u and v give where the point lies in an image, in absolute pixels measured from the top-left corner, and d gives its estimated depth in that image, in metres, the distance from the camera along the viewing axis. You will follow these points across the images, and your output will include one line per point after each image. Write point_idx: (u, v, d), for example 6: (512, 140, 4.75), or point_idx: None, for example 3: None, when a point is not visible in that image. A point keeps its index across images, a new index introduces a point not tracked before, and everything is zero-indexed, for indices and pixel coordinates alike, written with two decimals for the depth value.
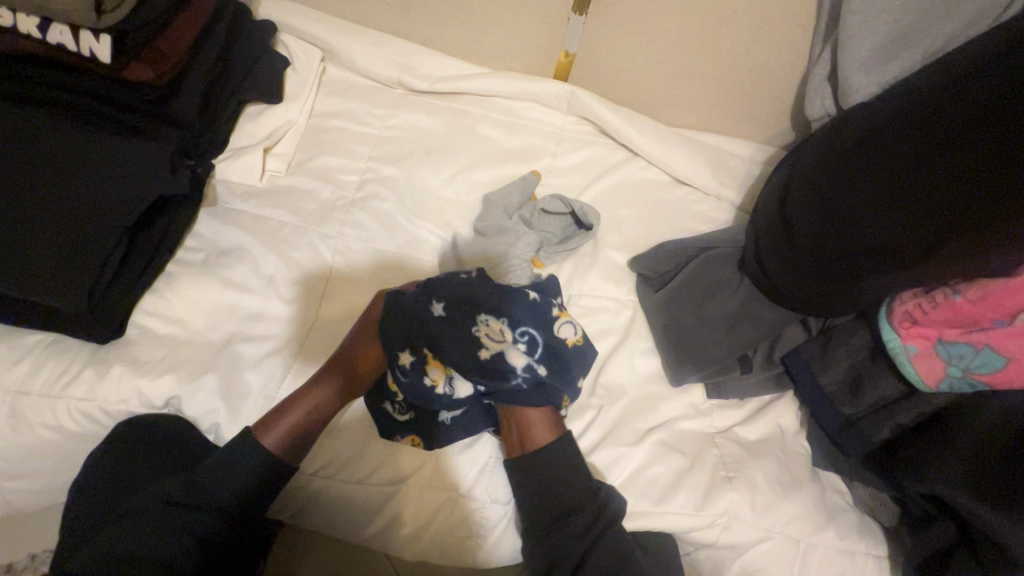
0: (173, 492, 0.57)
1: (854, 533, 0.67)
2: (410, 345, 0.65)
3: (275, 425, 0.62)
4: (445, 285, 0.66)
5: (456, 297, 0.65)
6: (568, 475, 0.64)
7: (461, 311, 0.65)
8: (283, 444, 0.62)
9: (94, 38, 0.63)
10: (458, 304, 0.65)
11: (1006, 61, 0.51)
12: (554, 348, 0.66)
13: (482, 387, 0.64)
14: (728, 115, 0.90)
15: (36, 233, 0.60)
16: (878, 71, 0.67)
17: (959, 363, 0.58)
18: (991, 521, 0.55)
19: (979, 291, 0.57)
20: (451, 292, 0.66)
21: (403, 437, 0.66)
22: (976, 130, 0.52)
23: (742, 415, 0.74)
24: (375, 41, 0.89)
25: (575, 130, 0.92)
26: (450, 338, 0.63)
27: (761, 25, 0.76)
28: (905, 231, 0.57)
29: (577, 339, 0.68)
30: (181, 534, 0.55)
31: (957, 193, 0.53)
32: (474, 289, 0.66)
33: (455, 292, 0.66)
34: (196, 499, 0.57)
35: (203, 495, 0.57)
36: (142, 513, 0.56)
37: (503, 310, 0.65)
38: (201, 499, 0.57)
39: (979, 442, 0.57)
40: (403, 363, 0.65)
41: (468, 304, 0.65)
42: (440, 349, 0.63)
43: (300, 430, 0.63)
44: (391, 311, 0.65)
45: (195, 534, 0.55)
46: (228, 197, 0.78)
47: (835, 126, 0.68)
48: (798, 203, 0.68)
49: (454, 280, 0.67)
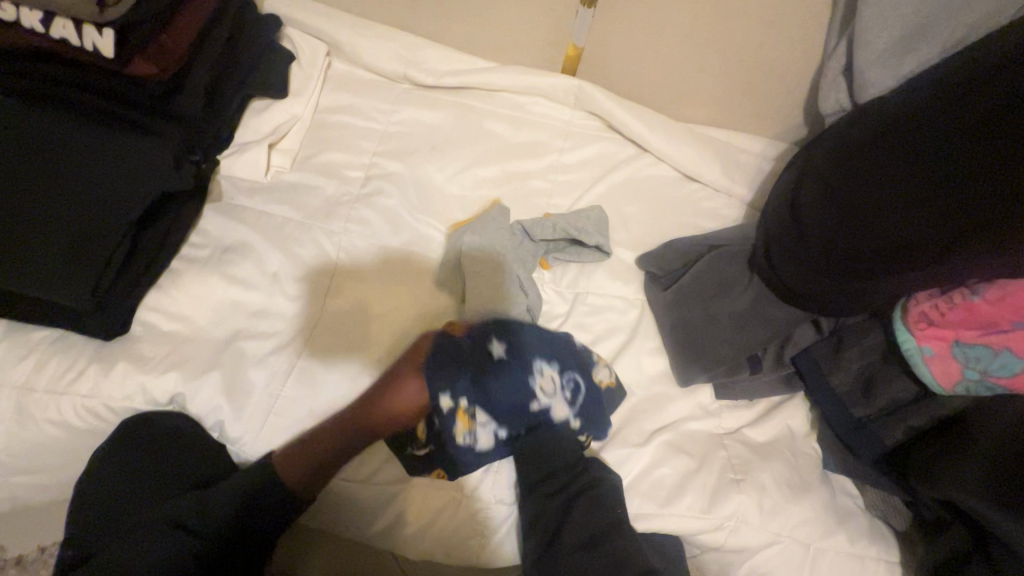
0: (178, 511, 0.59)
1: (865, 538, 0.65)
2: (455, 380, 0.64)
3: (294, 461, 0.62)
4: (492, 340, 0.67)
5: (512, 341, 0.67)
6: (568, 468, 0.64)
7: (517, 359, 0.66)
8: (301, 478, 0.62)
9: (97, 32, 0.62)
10: (515, 347, 0.67)
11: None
12: (593, 397, 0.68)
13: (504, 432, 0.65)
14: (739, 109, 0.88)
15: (40, 229, 0.60)
16: (893, 63, 0.65)
17: (976, 364, 0.57)
18: (1006, 526, 0.53)
19: (999, 291, 0.55)
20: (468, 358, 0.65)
21: (429, 473, 0.65)
22: (996, 126, 0.51)
23: (751, 416, 0.73)
24: (381, 35, 0.88)
25: (583, 125, 0.90)
26: (497, 379, 0.65)
27: (773, 19, 0.74)
28: (920, 229, 0.56)
29: (610, 382, 0.70)
30: (176, 554, 0.56)
31: (976, 192, 0.52)
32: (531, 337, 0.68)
33: (507, 334, 0.67)
34: (195, 518, 0.59)
35: (200, 513, 0.59)
36: (151, 529, 0.58)
37: (555, 358, 0.68)
38: (199, 518, 0.59)
39: (997, 449, 0.55)
40: (442, 406, 0.63)
41: (521, 349, 0.67)
42: (484, 391, 0.64)
43: (320, 464, 0.62)
44: (438, 352, 0.65)
45: (192, 551, 0.57)
46: (233, 193, 0.77)
47: (850, 120, 0.66)
48: (810, 199, 0.67)
49: (498, 323, 0.68)
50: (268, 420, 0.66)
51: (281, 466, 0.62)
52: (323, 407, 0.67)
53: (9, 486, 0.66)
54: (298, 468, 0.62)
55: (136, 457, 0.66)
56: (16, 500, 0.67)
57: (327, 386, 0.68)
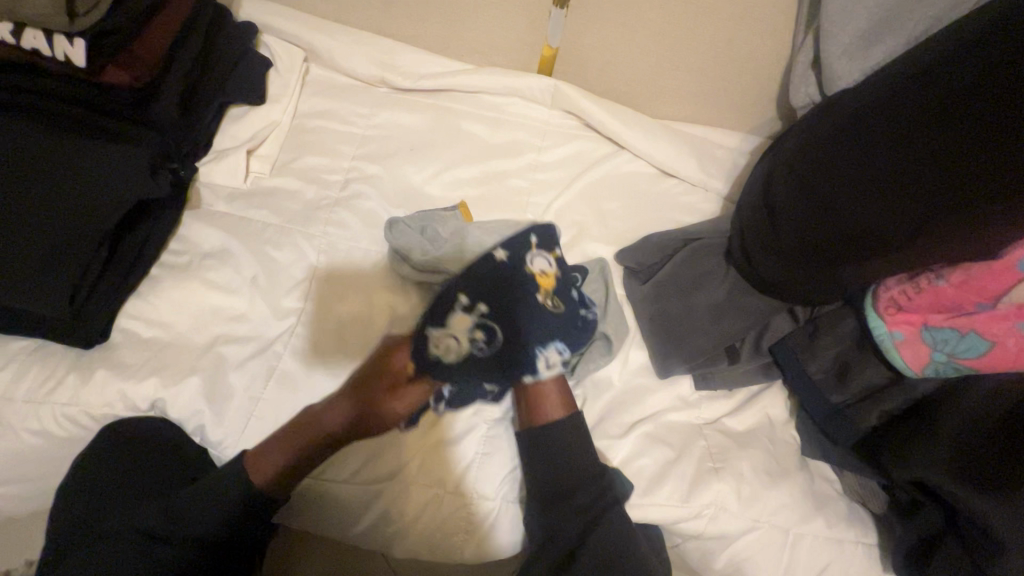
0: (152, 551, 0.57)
1: (844, 522, 0.66)
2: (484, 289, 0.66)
3: (266, 468, 0.60)
4: (561, 266, 0.73)
5: (484, 291, 0.66)
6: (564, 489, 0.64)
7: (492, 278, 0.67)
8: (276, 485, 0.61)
9: (67, 42, 0.63)
10: (485, 291, 0.66)
11: (993, 44, 0.51)
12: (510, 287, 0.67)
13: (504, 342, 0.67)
14: (714, 105, 0.89)
15: (13, 238, 0.60)
16: (859, 57, 0.67)
17: (944, 348, 0.58)
18: (976, 506, 0.55)
19: (962, 275, 0.57)
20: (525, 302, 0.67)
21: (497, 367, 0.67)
22: (967, 112, 0.52)
23: (731, 406, 0.74)
24: (358, 41, 0.89)
25: (560, 124, 0.91)
26: (515, 316, 0.67)
27: (743, 14, 0.76)
28: (887, 216, 0.57)
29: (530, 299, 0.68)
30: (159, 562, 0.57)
31: (939, 177, 0.54)
32: (496, 283, 0.67)
33: (486, 278, 0.67)
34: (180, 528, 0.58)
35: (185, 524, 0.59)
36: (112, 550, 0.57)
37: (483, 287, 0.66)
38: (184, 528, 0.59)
39: (964, 426, 0.57)
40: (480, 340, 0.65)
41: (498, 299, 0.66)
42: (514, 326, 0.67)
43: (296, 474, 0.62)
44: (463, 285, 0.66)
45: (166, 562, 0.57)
46: (212, 199, 0.78)
47: (820, 112, 0.68)
48: (780, 189, 0.68)
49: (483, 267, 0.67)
50: (250, 423, 0.65)
51: (251, 458, 0.61)
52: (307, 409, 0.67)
53: None
54: (275, 448, 0.61)
55: (192, 496, 0.60)
56: None
57: (310, 388, 0.68)
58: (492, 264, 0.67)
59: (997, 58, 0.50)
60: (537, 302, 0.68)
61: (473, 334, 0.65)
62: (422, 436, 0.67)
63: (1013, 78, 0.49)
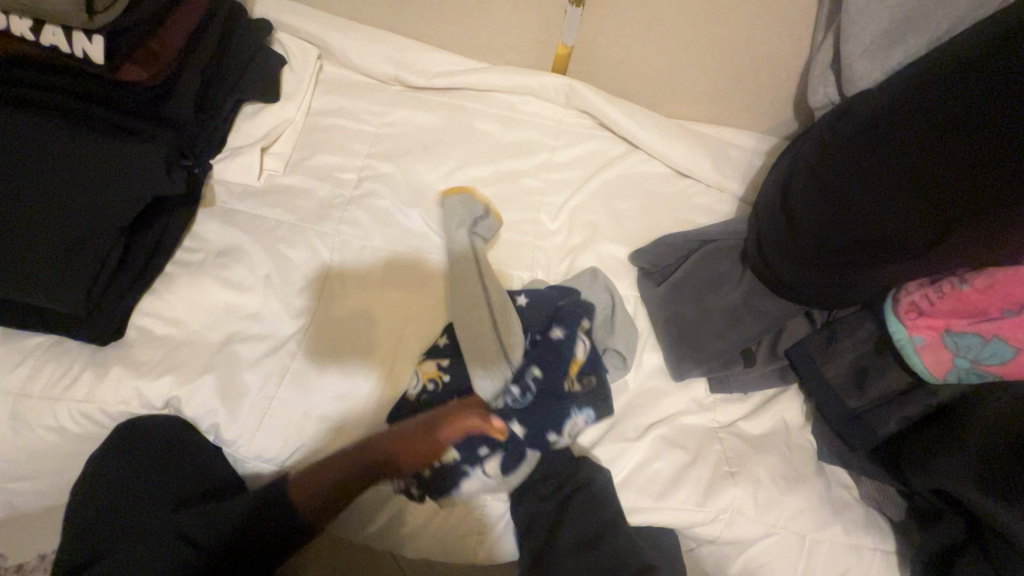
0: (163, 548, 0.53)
1: (860, 528, 0.65)
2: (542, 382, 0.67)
3: (307, 493, 0.59)
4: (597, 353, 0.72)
5: (544, 358, 0.68)
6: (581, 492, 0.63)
7: (549, 342, 0.69)
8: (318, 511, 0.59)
9: (86, 39, 0.63)
10: (537, 354, 0.68)
11: (1011, 47, 0.50)
12: (560, 352, 0.68)
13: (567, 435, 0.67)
14: (729, 105, 0.88)
15: (31, 235, 0.60)
16: (882, 56, 0.65)
17: (967, 354, 0.57)
18: (998, 516, 0.53)
19: (987, 280, 0.56)
20: (557, 372, 0.67)
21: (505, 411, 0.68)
22: (997, 115, 0.51)
23: (746, 410, 0.73)
24: (371, 38, 0.88)
25: (574, 124, 0.91)
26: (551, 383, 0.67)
27: (761, 13, 0.75)
28: (909, 219, 0.56)
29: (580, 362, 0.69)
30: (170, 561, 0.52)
31: (962, 181, 0.53)
32: (546, 370, 0.67)
33: (540, 347, 0.69)
34: (196, 532, 0.55)
35: (202, 527, 0.55)
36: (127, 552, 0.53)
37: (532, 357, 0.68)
38: (201, 532, 0.55)
39: (987, 432, 0.55)
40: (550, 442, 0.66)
41: (548, 364, 0.67)
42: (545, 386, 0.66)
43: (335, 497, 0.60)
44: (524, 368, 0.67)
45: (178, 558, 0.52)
46: (227, 197, 0.78)
47: (839, 113, 0.67)
48: (799, 192, 0.67)
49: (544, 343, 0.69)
50: (263, 422, 0.65)
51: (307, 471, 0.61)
52: (320, 408, 0.66)
53: (6, 493, 0.66)
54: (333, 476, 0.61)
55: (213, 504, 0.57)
56: (13, 507, 0.68)
57: (323, 386, 0.67)
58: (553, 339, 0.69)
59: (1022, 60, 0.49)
60: (563, 389, 0.67)
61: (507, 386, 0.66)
62: None
63: None
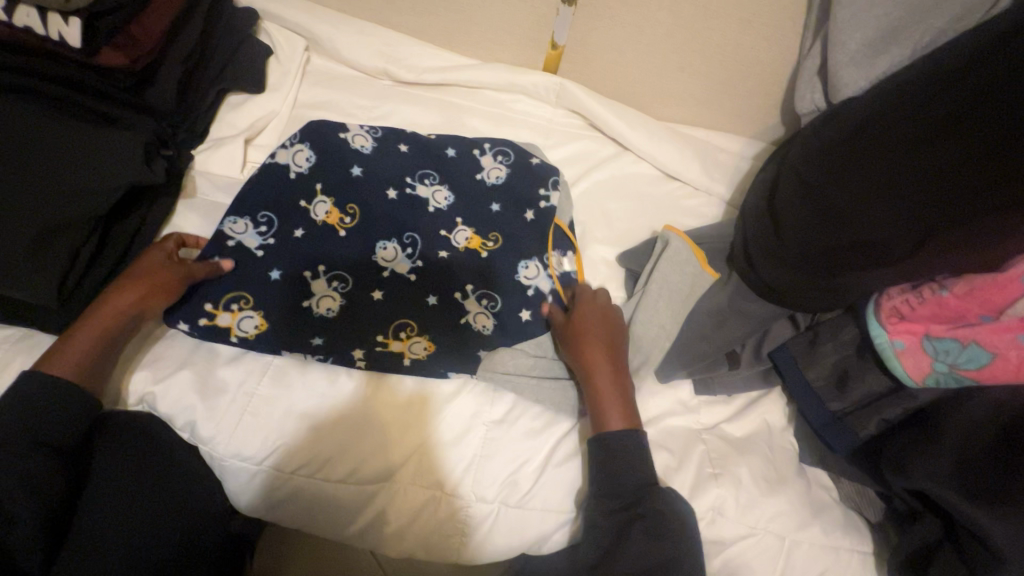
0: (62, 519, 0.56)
1: (840, 530, 0.65)
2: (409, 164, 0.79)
3: (53, 359, 0.57)
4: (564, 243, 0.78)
5: (417, 144, 0.80)
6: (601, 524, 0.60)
7: (459, 162, 0.81)
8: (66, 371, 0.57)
9: (63, 21, 0.62)
10: (416, 147, 0.80)
11: (986, 63, 0.53)
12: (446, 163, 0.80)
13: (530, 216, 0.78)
14: (718, 108, 0.89)
15: (7, 220, 0.58)
16: (867, 64, 0.66)
17: (945, 358, 0.57)
18: (974, 516, 0.53)
19: (967, 285, 0.56)
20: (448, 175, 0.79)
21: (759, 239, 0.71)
22: (968, 118, 0.53)
23: (730, 411, 0.74)
24: (361, 31, 0.87)
25: (564, 123, 0.91)
26: (412, 162, 0.79)
27: (750, 19, 0.76)
28: (892, 229, 0.58)
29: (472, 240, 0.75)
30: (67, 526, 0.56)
31: (942, 189, 0.55)
32: (400, 159, 0.78)
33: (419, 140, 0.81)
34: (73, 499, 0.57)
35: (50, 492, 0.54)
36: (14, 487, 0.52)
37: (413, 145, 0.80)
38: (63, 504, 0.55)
39: (967, 438, 0.56)
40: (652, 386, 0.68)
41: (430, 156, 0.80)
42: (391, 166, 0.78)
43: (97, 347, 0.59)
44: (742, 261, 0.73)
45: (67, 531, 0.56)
46: (210, 189, 0.76)
47: (820, 124, 0.70)
48: (787, 197, 0.69)
49: (434, 147, 0.81)
50: (241, 420, 0.62)
51: (38, 364, 0.57)
52: (302, 404, 0.64)
53: None
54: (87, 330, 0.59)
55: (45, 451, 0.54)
56: None
57: (305, 382, 0.65)
58: (469, 168, 0.80)
59: (991, 91, 0.52)
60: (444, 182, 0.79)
61: (420, 160, 0.79)
62: (420, 434, 0.65)
63: (1010, 98, 0.50)
